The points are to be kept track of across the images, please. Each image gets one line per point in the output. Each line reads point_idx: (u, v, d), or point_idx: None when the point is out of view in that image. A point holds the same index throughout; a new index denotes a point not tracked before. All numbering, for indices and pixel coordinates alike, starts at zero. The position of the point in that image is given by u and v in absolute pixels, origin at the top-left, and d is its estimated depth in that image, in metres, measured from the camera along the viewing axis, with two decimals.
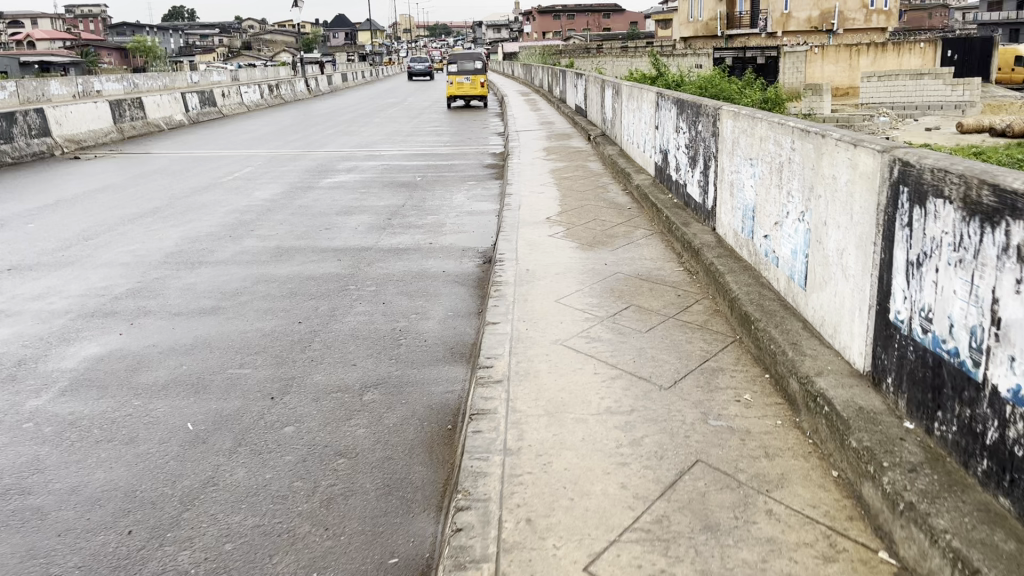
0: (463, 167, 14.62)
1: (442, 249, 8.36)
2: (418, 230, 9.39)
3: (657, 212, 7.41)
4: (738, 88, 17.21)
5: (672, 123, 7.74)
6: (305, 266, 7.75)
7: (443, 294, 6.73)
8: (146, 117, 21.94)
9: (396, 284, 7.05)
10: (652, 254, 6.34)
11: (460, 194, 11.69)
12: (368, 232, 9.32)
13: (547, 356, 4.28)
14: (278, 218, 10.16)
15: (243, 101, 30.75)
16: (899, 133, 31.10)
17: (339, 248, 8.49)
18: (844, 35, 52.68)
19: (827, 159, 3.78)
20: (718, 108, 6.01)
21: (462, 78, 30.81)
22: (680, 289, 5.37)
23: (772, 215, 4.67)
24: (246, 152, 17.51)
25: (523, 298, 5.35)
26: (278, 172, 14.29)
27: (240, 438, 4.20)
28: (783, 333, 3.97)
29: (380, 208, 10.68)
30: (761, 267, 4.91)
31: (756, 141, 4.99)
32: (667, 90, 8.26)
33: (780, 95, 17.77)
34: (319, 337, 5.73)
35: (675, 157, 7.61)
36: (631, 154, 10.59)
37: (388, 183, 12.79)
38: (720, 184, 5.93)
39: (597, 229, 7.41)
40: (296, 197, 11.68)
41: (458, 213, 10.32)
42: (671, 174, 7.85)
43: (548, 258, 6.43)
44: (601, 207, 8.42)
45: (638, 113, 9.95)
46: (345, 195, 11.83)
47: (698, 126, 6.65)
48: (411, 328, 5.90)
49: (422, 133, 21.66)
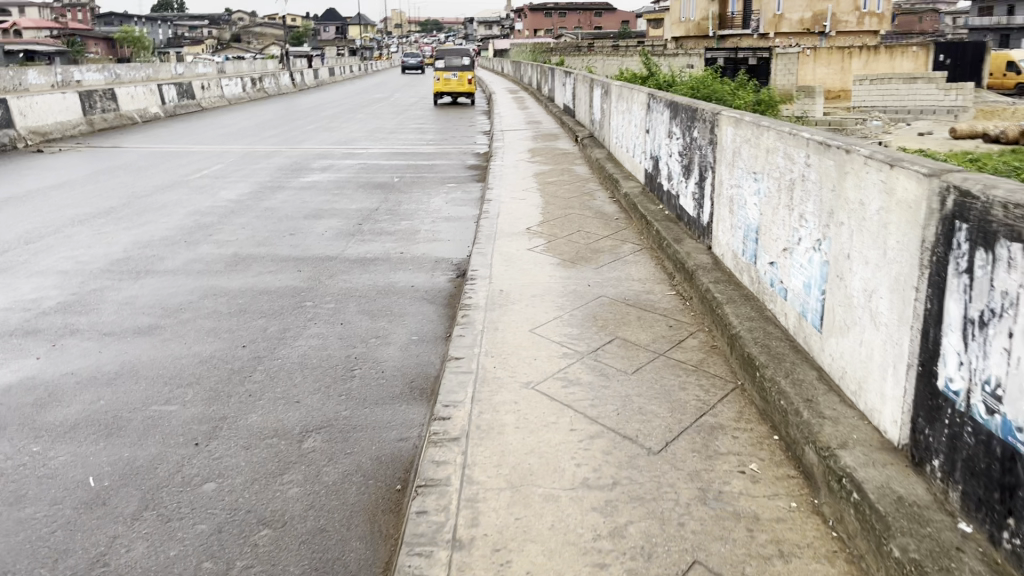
0: (444, 167, 13.95)
1: (413, 260, 7.70)
2: (389, 237, 8.72)
3: (647, 225, 6.78)
4: (732, 90, 16.60)
5: (665, 128, 7.11)
6: (260, 278, 7.07)
7: (409, 314, 6.07)
8: (119, 109, 21.16)
9: (357, 301, 6.39)
10: (641, 274, 5.71)
11: (438, 197, 11.04)
12: (335, 238, 8.65)
13: (516, 404, 3.62)
14: (240, 222, 9.47)
15: (224, 94, 29.98)
16: (893, 138, 30.64)
17: (301, 257, 7.82)
18: (837, 37, 52.23)
19: (854, 180, 3.15)
20: (717, 112, 5.39)
21: (450, 74, 30.13)
22: (672, 319, 4.73)
23: (780, 240, 4.04)
24: (220, 148, 16.79)
25: (493, 327, 4.71)
26: (249, 170, 13.58)
27: (148, 499, 3.53)
28: (795, 387, 3.34)
29: (352, 212, 10.00)
30: (765, 297, 4.29)
31: (761, 152, 4.37)
32: (660, 92, 7.64)
33: (775, 97, 17.18)
34: (262, 366, 5.06)
35: (667, 164, 6.99)
36: (620, 158, 9.95)
37: (363, 184, 12.11)
38: (719, 198, 5.30)
39: (581, 242, 6.77)
40: (263, 198, 10.98)
41: (434, 219, 9.66)
42: (662, 183, 7.23)
43: (526, 276, 5.79)
44: (586, 217, 7.78)
45: (628, 115, 9.32)
46: (316, 196, 11.14)
47: (693, 132, 6.02)
48: (368, 355, 5.23)
49: (405, 130, 20.98)
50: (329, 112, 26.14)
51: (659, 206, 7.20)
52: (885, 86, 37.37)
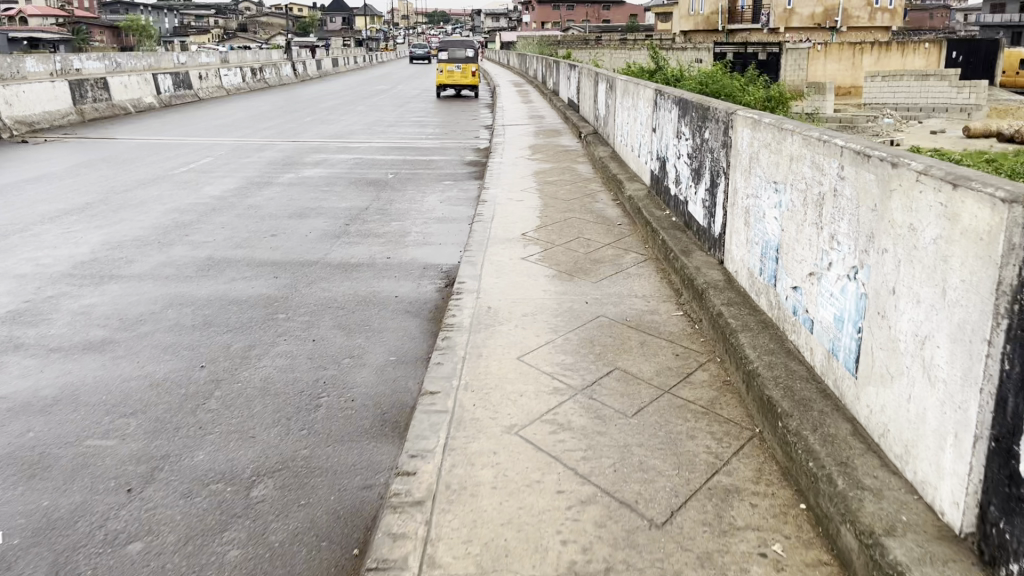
0: (441, 163, 13.41)
1: (399, 267, 7.17)
2: (376, 240, 8.19)
3: (652, 233, 6.24)
4: (742, 86, 15.99)
5: (672, 127, 6.57)
6: (233, 285, 6.54)
7: (389, 329, 5.55)
8: (111, 99, 20.63)
9: (334, 314, 5.86)
10: (644, 290, 5.17)
11: (432, 196, 10.51)
12: (319, 241, 8.12)
13: (495, 455, 3.10)
14: (220, 221, 8.94)
15: (223, 84, 29.43)
16: (904, 136, 30.02)
17: (281, 262, 7.29)
18: (847, 33, 51.43)
19: (902, 199, 2.60)
20: (732, 111, 4.83)
21: (453, 66, 29.48)
22: (678, 346, 4.19)
23: (805, 262, 3.50)
24: (211, 140, 16.26)
25: (477, 353, 4.17)
26: (238, 164, 13.05)
27: (60, 564, 3.00)
28: (826, 444, 2.80)
29: (340, 211, 9.47)
30: (786, 327, 3.75)
31: (783, 159, 3.82)
32: (669, 87, 7.09)
33: (785, 94, 16.60)
34: (219, 391, 4.53)
35: (674, 167, 6.45)
36: (624, 157, 9.39)
37: (355, 181, 11.58)
38: (732, 207, 4.76)
39: (579, 251, 6.24)
40: (248, 195, 10.45)
41: (426, 220, 9.13)
42: (668, 186, 6.69)
43: (518, 290, 5.26)
44: (586, 222, 7.24)
45: (633, 112, 8.76)
46: (304, 194, 10.61)
47: (704, 133, 5.47)
48: (339, 380, 4.71)
49: (404, 123, 20.44)
50: (328, 105, 25.56)
51: (665, 211, 6.66)
52: (897, 82, 36.67)
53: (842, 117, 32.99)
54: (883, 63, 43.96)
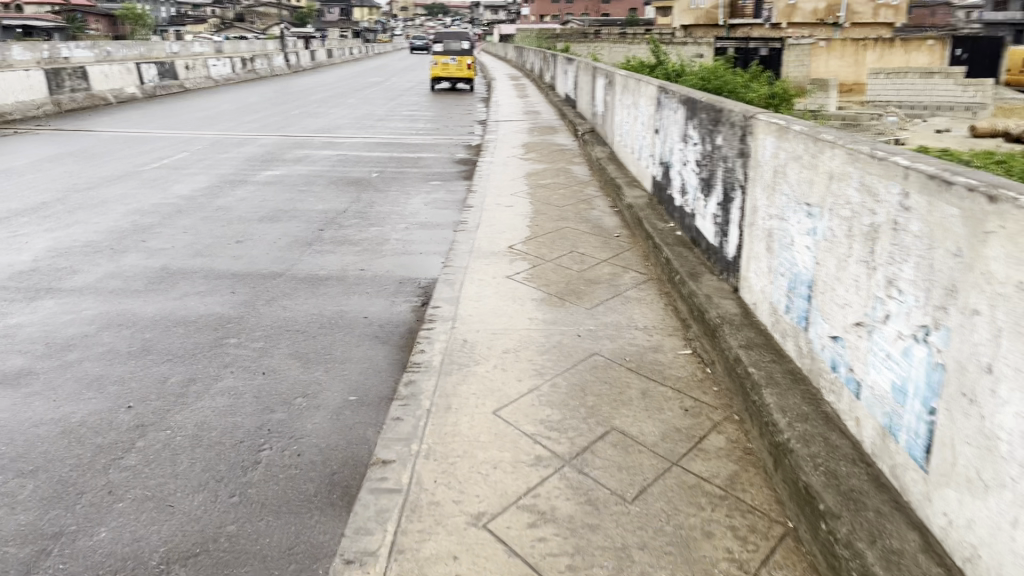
0: (429, 161, 12.71)
1: (373, 281, 6.48)
2: (351, 248, 7.50)
3: (654, 249, 5.56)
4: (745, 82, 15.32)
5: (678, 130, 5.88)
6: (184, 302, 5.84)
7: (353, 360, 4.85)
8: (90, 89, 19.83)
9: (292, 339, 5.17)
10: (645, 321, 4.48)
11: (417, 198, 9.81)
12: (288, 248, 7.42)
13: (455, 562, 2.40)
14: (183, 224, 8.24)
15: (211, 74, 28.63)
16: (908, 135, 29.35)
17: (242, 273, 6.60)
18: (849, 29, 50.78)
19: (1004, 246, 1.91)
20: (751, 114, 4.15)
21: (448, 58, 28.67)
22: (687, 399, 3.49)
23: (849, 307, 2.81)
24: (191, 133, 15.52)
25: (446, 403, 3.47)
26: (214, 160, 12.31)
27: None
28: (890, 567, 2.12)
29: (315, 215, 8.77)
30: (821, 382, 3.07)
31: (820, 176, 3.12)
32: (673, 85, 6.40)
33: (790, 92, 15.94)
34: (144, 440, 3.82)
35: (680, 174, 5.76)
36: (623, 159, 8.71)
37: (336, 180, 10.87)
38: (750, 227, 4.07)
39: (572, 269, 5.55)
40: (220, 195, 9.73)
41: (408, 225, 8.43)
42: (673, 195, 6.00)
43: (500, 317, 4.57)
44: (581, 233, 6.55)
45: (634, 110, 8.07)
46: (279, 194, 9.90)
47: (716, 138, 4.78)
48: (287, 426, 4.00)
49: (396, 117, 19.72)
50: (319, 97, 24.80)
51: (669, 223, 5.98)
52: (901, 79, 36.11)
53: (846, 115, 32.37)
54: (887, 60, 43.27)
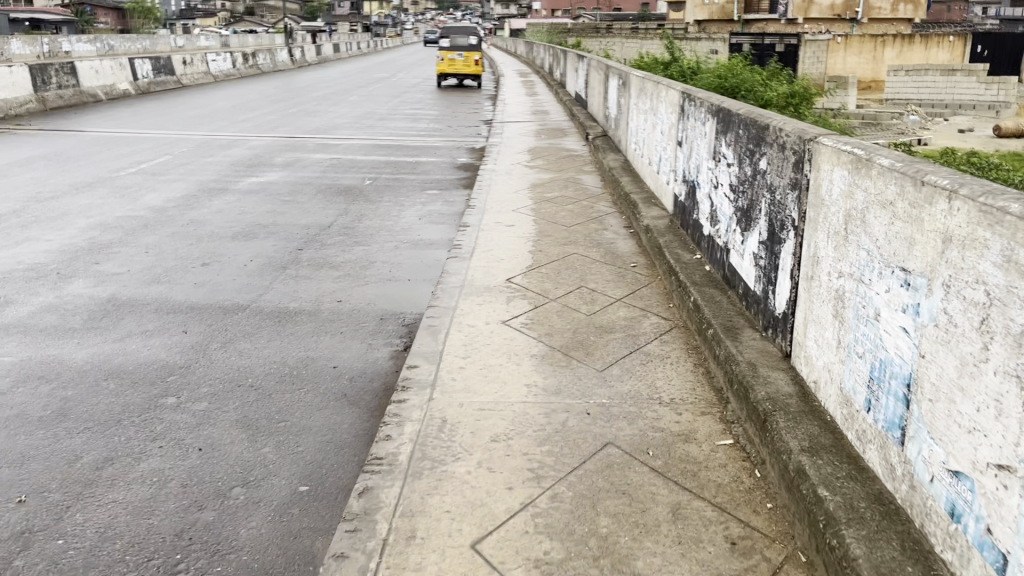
0: (428, 166, 11.86)
1: (350, 316, 5.62)
2: (330, 272, 6.64)
3: (679, 288, 4.68)
4: (764, 80, 14.38)
5: (707, 145, 5.00)
6: (125, 344, 4.99)
7: (313, 428, 3.99)
8: (80, 85, 19.02)
9: (243, 398, 4.31)
10: (670, 390, 3.61)
11: (410, 211, 8.97)
12: (259, 273, 6.57)
13: None
14: (147, 242, 7.39)
15: (210, 70, 27.81)
16: (931, 135, 28.37)
17: (200, 305, 5.74)
18: (866, 25, 49.70)
19: None
20: (811, 136, 3.27)
21: (455, 54, 27.74)
22: (732, 524, 2.62)
23: (984, 438, 1.93)
24: (180, 133, 14.70)
25: (410, 526, 2.61)
26: (197, 165, 11.49)
27: None
28: None
29: (296, 232, 7.91)
30: (928, 523, 2.19)
31: (927, 235, 2.24)
32: (701, 91, 5.52)
33: (811, 91, 15.07)
34: (25, 556, 2.98)
35: (710, 197, 4.88)
36: (638, 170, 7.84)
37: (325, 189, 10.02)
38: (808, 282, 3.19)
39: (581, 311, 4.67)
40: (195, 207, 8.89)
41: (398, 244, 7.57)
42: (701, 221, 5.13)
43: (490, 381, 3.71)
44: (591, 262, 5.67)
45: (652, 117, 7.19)
46: (261, 205, 9.05)
47: (758, 161, 3.91)
48: (214, 533, 3.14)
49: (397, 116, 18.88)
50: (320, 94, 23.97)
51: (696, 254, 5.10)
52: (922, 76, 35.10)
53: (864, 114, 31.35)
54: (905, 57, 42.21)
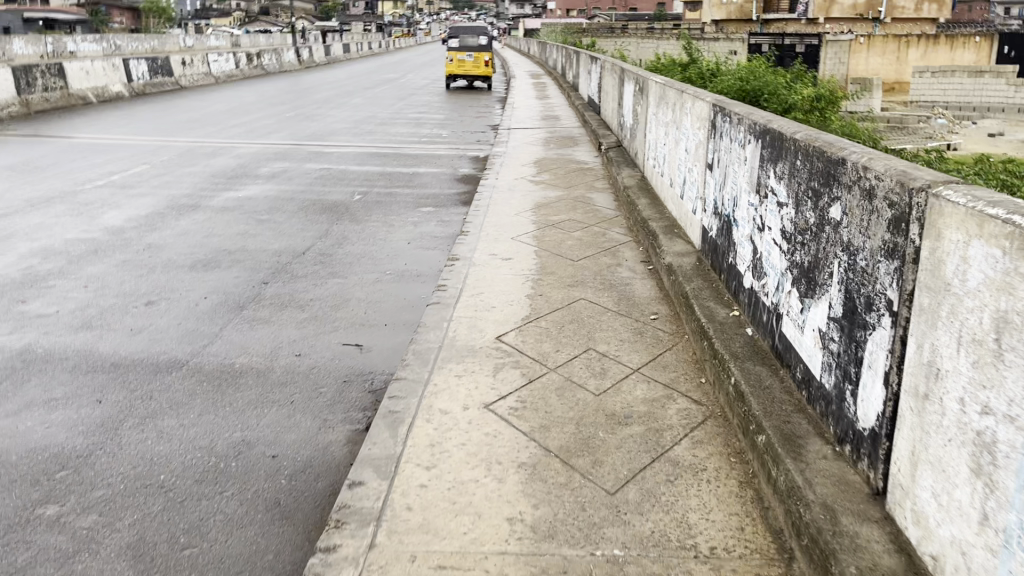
0: (426, 179, 10.87)
1: (307, 378, 4.61)
2: (295, 315, 5.64)
3: (713, 359, 3.67)
4: (788, 83, 13.31)
5: (749, 173, 3.97)
6: (17, 419, 4.01)
7: (225, 560, 2.99)
8: (68, 87, 18.18)
9: (145, 507, 3.30)
10: (710, 534, 2.58)
11: (399, 233, 7.97)
12: (210, 315, 5.59)
13: None
14: (90, 273, 6.43)
15: (212, 70, 26.91)
16: (960, 139, 27.12)
17: (128, 361, 4.75)
18: (889, 25, 48.30)
19: None
20: (919, 184, 2.24)
21: (464, 55, 26.72)
22: None
23: None
24: (166, 139, 13.78)
25: None
26: (173, 177, 10.54)
27: None
28: None
29: (264, 260, 6.92)
30: None
31: None
32: (738, 105, 4.50)
33: (839, 96, 13.98)
34: None
35: (755, 241, 3.85)
36: (658, 190, 6.80)
37: (308, 205, 9.03)
38: (917, 399, 2.16)
39: (587, 389, 3.65)
40: (157, 227, 7.93)
41: (379, 275, 6.57)
42: (741, 269, 4.09)
43: (457, 512, 2.70)
44: (601, 312, 4.65)
45: (674, 131, 6.16)
46: (232, 226, 8.08)
47: (828, 208, 2.88)
48: None
49: (400, 120, 17.90)
50: (323, 96, 23.01)
51: (733, 311, 4.09)
52: (948, 78, 33.77)
53: (890, 118, 30.13)
54: (930, 59, 40.84)
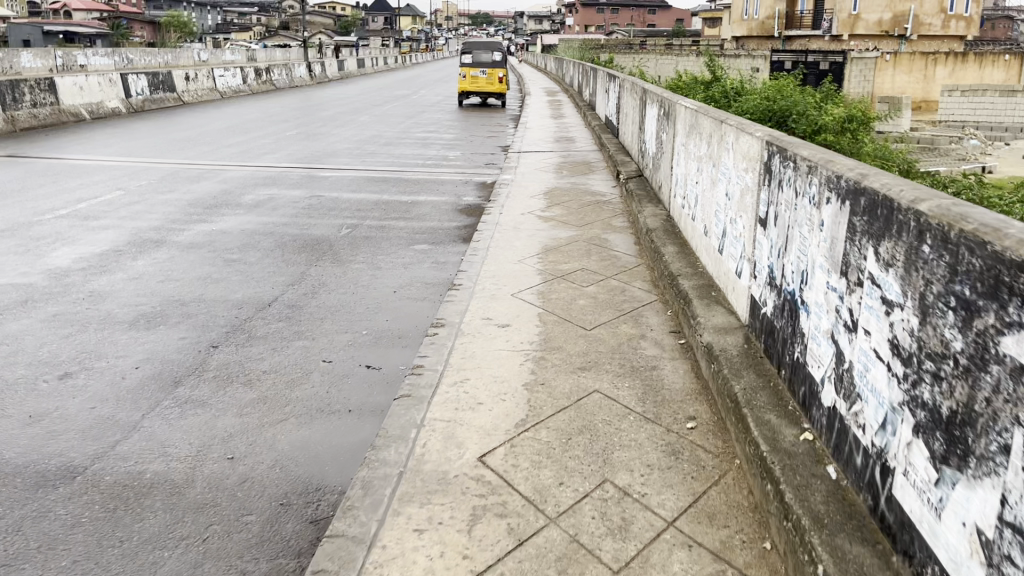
0: (425, 208, 9.82)
1: (235, 497, 3.52)
2: (240, 394, 4.56)
3: (784, 518, 2.56)
4: (818, 103, 12.19)
5: (830, 244, 2.86)
6: None
7: None
8: (59, 103, 17.33)
9: None
10: None
11: (385, 277, 6.91)
12: (135, 394, 4.52)
13: None
14: (8, 331, 5.39)
15: (217, 86, 26.11)
16: (994, 161, 25.80)
17: (6, 468, 3.69)
18: (916, 42, 46.91)
19: None
20: None
21: (477, 71, 25.73)
22: None
23: None
24: (151, 161, 12.83)
25: None
26: (146, 205, 9.55)
27: None
28: None
29: (221, 313, 5.87)
30: None
31: None
32: (804, 145, 3.41)
33: (872, 118, 12.84)
34: None
35: (840, 342, 2.73)
36: (690, 235, 5.69)
37: (287, 241, 7.98)
38: None
39: (603, 559, 2.54)
40: (109, 269, 6.90)
41: (354, 336, 5.49)
42: (815, 374, 2.98)
43: None
44: (620, 413, 3.54)
45: (711, 167, 5.06)
46: (196, 267, 7.04)
47: (997, 337, 1.78)
48: None
49: (405, 140, 16.91)
50: (330, 114, 22.08)
51: (804, 432, 2.98)
52: (979, 97, 32.36)
53: (920, 139, 28.86)
54: (959, 76, 39.48)
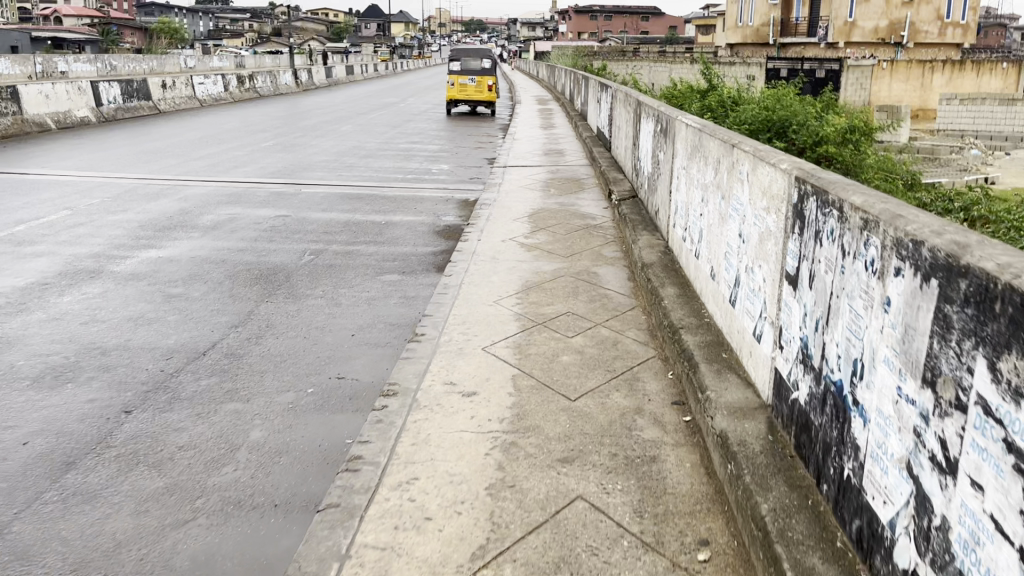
0: (399, 230, 8.97)
1: None
2: (143, 483, 3.69)
3: None
4: (819, 113, 11.35)
5: (905, 335, 2.03)
6: None
7: None
8: (22, 113, 16.46)
9: None
10: None
11: (343, 316, 6.05)
12: (11, 483, 3.65)
13: None
14: None
15: (197, 93, 25.25)
16: (997, 172, 24.99)
17: None
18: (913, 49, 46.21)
19: None
20: None
21: (466, 79, 24.90)
22: None
23: None
24: (109, 176, 11.96)
25: None
26: (91, 227, 8.68)
27: None
28: None
29: (143, 367, 5.00)
30: None
31: None
32: (855, 186, 2.58)
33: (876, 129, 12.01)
34: None
35: (926, 480, 1.90)
36: (692, 275, 4.86)
37: (240, 271, 7.12)
38: None
39: None
40: (27, 308, 6.03)
41: (297, 396, 4.63)
42: (879, 511, 2.15)
43: None
44: (610, 536, 2.69)
45: (720, 198, 4.22)
46: (128, 305, 6.17)
47: None
48: None
49: (387, 151, 16.07)
50: (312, 123, 21.25)
51: None
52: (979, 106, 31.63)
53: (920, 148, 28.06)
54: (957, 85, 38.80)
